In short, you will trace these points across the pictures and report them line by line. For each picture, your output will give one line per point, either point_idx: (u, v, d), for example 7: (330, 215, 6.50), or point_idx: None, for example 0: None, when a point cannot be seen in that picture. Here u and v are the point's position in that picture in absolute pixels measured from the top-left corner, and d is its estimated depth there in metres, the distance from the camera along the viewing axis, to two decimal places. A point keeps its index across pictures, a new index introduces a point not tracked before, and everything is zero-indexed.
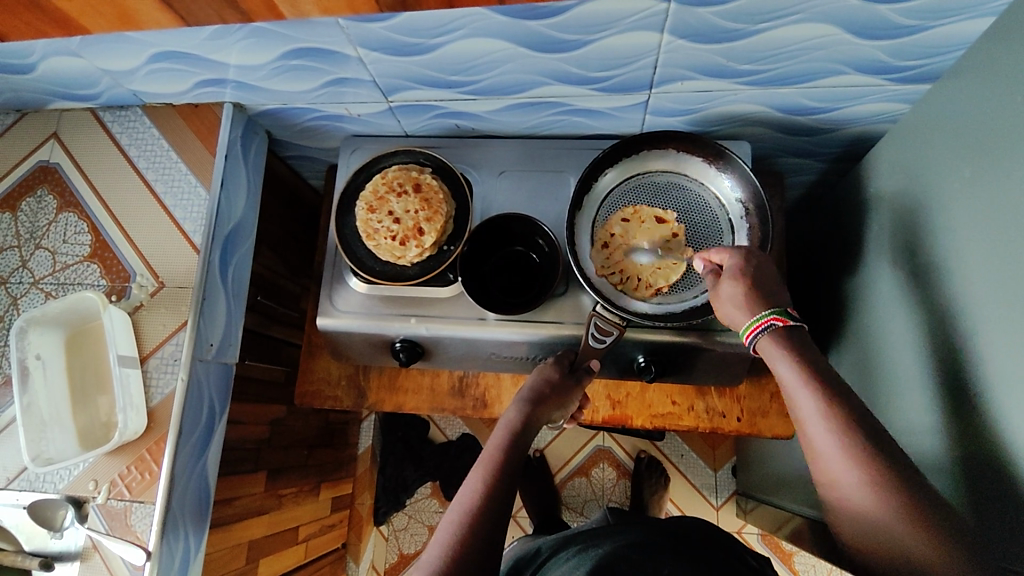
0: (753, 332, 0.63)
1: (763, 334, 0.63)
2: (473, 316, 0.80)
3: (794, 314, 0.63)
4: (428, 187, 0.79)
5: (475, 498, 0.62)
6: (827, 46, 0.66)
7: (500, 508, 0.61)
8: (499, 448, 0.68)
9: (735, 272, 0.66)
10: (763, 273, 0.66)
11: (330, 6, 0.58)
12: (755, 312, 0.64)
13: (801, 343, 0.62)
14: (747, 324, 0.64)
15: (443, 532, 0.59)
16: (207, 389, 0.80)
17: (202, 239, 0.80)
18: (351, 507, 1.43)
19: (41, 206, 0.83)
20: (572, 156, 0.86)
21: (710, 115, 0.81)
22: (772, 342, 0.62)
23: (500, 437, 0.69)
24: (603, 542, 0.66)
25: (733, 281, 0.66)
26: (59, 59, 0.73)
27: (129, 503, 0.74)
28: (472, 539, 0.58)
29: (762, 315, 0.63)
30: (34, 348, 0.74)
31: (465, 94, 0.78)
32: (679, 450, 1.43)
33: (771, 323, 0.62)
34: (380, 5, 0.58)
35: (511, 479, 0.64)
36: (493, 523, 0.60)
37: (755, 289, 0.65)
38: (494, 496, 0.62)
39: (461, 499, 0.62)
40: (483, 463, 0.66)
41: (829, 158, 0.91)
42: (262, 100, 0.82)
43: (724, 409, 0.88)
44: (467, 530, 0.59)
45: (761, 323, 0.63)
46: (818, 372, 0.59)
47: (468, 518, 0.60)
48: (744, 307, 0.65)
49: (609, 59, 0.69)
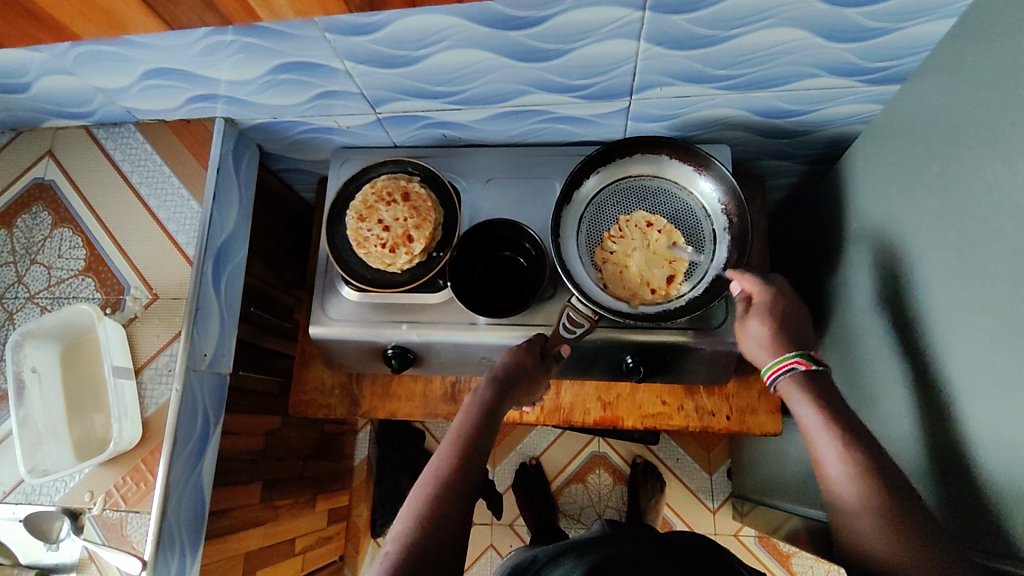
0: (775, 373, 0.66)
1: (784, 375, 0.65)
2: (463, 321, 0.82)
3: (817, 359, 0.66)
4: (417, 196, 0.80)
5: (444, 472, 0.62)
6: (798, 49, 0.68)
7: (469, 481, 0.63)
8: (467, 424, 0.68)
9: (762, 312, 0.69)
10: (790, 311, 0.70)
11: (303, 9, 0.60)
12: (780, 353, 0.67)
13: (821, 385, 0.64)
14: (768, 364, 0.67)
15: (412, 505, 0.60)
16: (201, 399, 0.81)
17: (195, 251, 0.81)
18: (349, 518, 1.43)
19: (36, 222, 0.85)
20: (557, 163, 0.88)
21: (691, 120, 0.83)
22: (792, 383, 0.65)
23: (468, 413, 0.70)
24: (591, 554, 0.66)
25: (760, 321, 0.69)
26: (54, 78, 0.75)
27: (125, 513, 0.75)
28: (440, 511, 0.59)
29: (787, 356, 0.66)
30: (30, 361, 0.75)
31: (451, 105, 0.80)
32: (674, 454, 1.44)
33: (793, 366, 0.65)
34: (350, 7, 0.60)
35: (479, 455, 0.65)
36: (461, 497, 0.61)
37: (782, 330, 0.68)
38: (462, 471, 0.63)
39: (429, 473, 0.63)
40: (452, 439, 0.67)
41: (809, 160, 0.93)
42: (253, 115, 0.83)
43: (713, 408, 0.89)
44: (437, 504, 0.60)
45: (785, 363, 0.65)
46: (838, 418, 0.60)
47: (437, 491, 0.61)
48: (768, 347, 0.68)
49: (588, 67, 0.71)
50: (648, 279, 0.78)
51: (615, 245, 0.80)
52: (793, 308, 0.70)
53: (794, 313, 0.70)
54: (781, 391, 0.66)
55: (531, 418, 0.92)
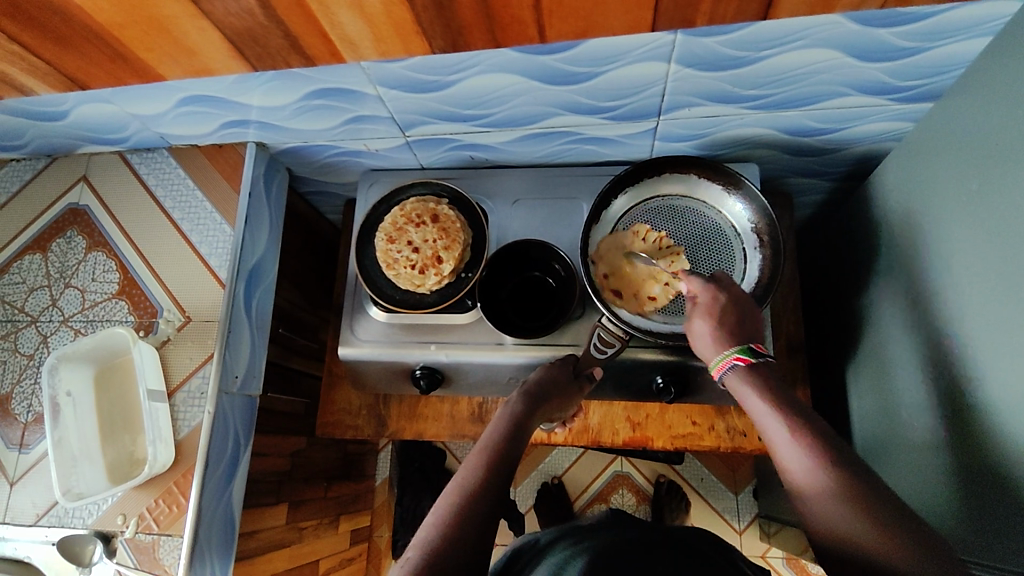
0: (722, 369, 0.67)
1: (730, 370, 0.66)
2: (491, 341, 0.82)
3: (758, 351, 0.67)
4: (445, 217, 0.81)
5: (473, 481, 0.62)
6: (829, 69, 0.69)
7: (497, 494, 0.62)
8: (495, 437, 0.68)
9: (707, 311, 0.69)
10: (735, 309, 0.69)
11: (387, 49, 0.63)
12: (722, 350, 0.67)
13: (765, 377, 0.65)
14: (714, 360, 0.68)
15: (438, 512, 0.60)
16: (232, 420, 0.81)
17: (227, 274, 0.82)
18: (370, 538, 1.43)
19: (71, 246, 0.86)
20: (582, 183, 0.89)
21: (718, 139, 0.83)
22: (735, 378, 0.66)
23: (498, 425, 0.70)
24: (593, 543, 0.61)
25: (705, 320, 0.69)
26: (92, 106, 0.77)
27: (157, 536, 0.75)
28: (466, 521, 0.58)
29: (726, 352, 0.67)
30: (65, 384, 0.76)
31: (480, 127, 0.81)
32: (699, 473, 1.42)
33: (734, 362, 0.66)
34: (432, 48, 0.63)
35: (506, 469, 0.65)
36: (489, 507, 0.60)
37: (725, 328, 0.68)
38: (489, 484, 0.62)
39: (456, 485, 0.62)
40: (479, 452, 0.66)
41: (837, 177, 0.93)
42: (283, 139, 0.85)
43: (744, 428, 0.88)
44: (464, 513, 0.59)
45: (726, 361, 0.66)
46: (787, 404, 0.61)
47: (463, 502, 0.60)
48: (713, 343, 0.68)
49: (618, 90, 0.72)
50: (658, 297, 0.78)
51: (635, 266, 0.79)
52: (736, 301, 0.70)
53: (738, 308, 0.69)
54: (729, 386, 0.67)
55: (559, 439, 0.91)
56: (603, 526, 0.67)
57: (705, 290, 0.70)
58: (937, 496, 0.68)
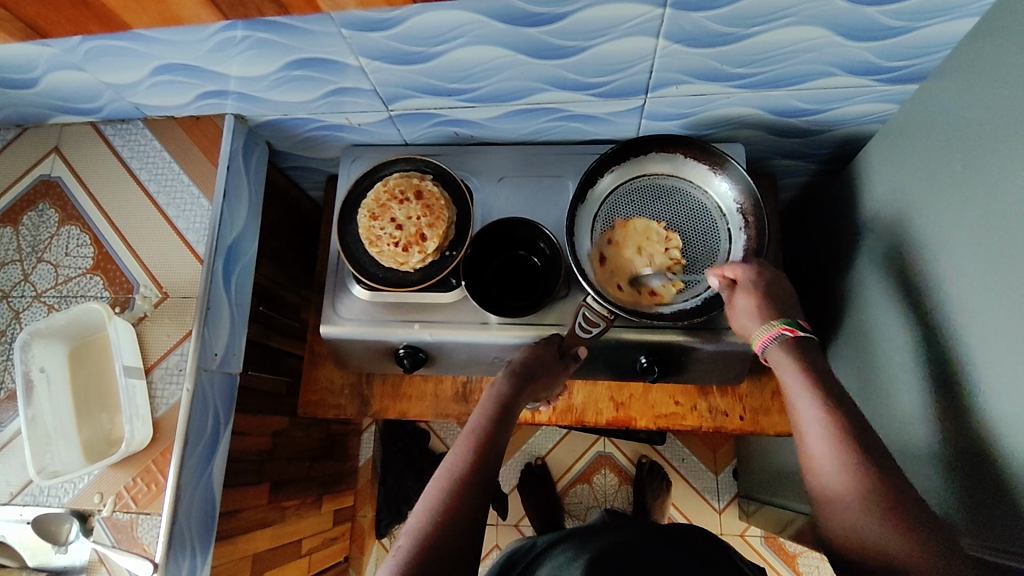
0: (765, 340, 0.67)
1: (773, 342, 0.66)
2: (476, 321, 0.81)
3: (803, 327, 0.67)
4: (429, 194, 0.80)
5: (462, 465, 0.62)
6: (817, 48, 0.68)
7: (486, 477, 0.62)
8: (482, 420, 0.68)
9: (748, 286, 0.69)
10: (776, 285, 0.70)
11: None
12: (767, 322, 0.67)
13: (807, 352, 0.65)
14: (757, 333, 0.68)
15: (429, 497, 0.60)
16: (212, 399, 0.80)
17: (205, 249, 0.80)
18: (353, 519, 1.43)
19: (42, 219, 0.83)
20: (569, 162, 0.88)
21: (705, 119, 0.83)
22: (779, 350, 0.65)
23: (485, 407, 0.70)
24: (594, 542, 0.63)
25: (748, 294, 0.69)
26: (62, 74, 0.74)
27: (135, 515, 0.73)
28: (457, 507, 0.59)
29: (773, 323, 0.67)
30: (38, 360, 0.74)
31: (465, 102, 0.79)
32: (680, 454, 1.44)
33: (780, 333, 0.66)
34: None
35: (495, 451, 0.65)
36: (479, 490, 0.61)
37: (767, 302, 0.68)
38: (478, 466, 0.62)
39: (446, 469, 0.62)
40: (468, 434, 0.66)
41: (821, 159, 0.93)
42: (263, 111, 0.82)
43: (726, 408, 0.88)
44: (454, 498, 0.59)
45: (772, 331, 0.66)
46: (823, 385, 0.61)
47: (453, 487, 0.60)
48: (756, 318, 0.68)
49: (605, 65, 0.71)
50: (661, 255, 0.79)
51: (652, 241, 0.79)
52: (779, 278, 0.70)
53: (777, 283, 0.70)
54: (769, 360, 0.67)
55: (543, 419, 0.92)
56: (604, 527, 0.69)
57: (744, 268, 0.71)
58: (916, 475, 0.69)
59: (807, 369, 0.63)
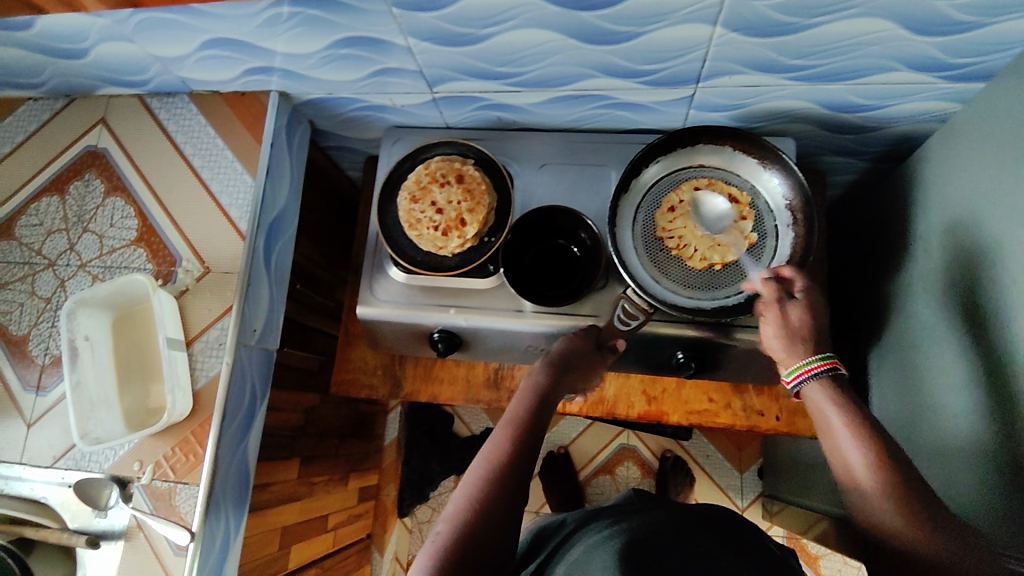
0: (800, 375, 0.62)
1: (810, 380, 0.62)
2: (510, 308, 0.81)
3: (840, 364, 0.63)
4: (470, 178, 0.80)
5: (500, 453, 0.62)
6: (880, 41, 0.66)
7: (523, 464, 0.62)
8: (521, 408, 0.68)
9: (807, 306, 0.65)
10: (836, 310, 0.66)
11: None
12: (806, 355, 0.63)
13: (847, 389, 0.61)
14: (794, 366, 0.63)
15: (468, 482, 0.61)
16: (250, 374, 0.81)
17: (248, 226, 0.80)
18: (378, 498, 1.45)
19: (89, 189, 0.85)
20: (612, 150, 0.86)
21: (755, 111, 0.81)
22: (821, 389, 0.61)
23: (524, 395, 0.70)
24: (630, 516, 0.63)
25: (800, 312, 0.64)
26: (112, 45, 0.75)
27: (173, 484, 0.75)
28: (493, 494, 0.59)
29: (810, 360, 0.62)
30: (83, 329, 0.75)
31: (510, 86, 0.78)
32: (705, 450, 1.42)
33: (816, 370, 0.62)
34: None
35: (533, 439, 0.65)
36: (517, 475, 0.61)
37: (819, 332, 0.64)
38: (517, 454, 0.62)
39: (485, 456, 0.63)
40: (507, 422, 0.66)
41: (873, 157, 0.90)
42: (307, 89, 0.82)
43: (761, 407, 0.87)
44: (493, 486, 0.59)
45: (808, 369, 0.62)
46: (865, 426, 0.58)
47: (492, 474, 0.60)
48: (796, 343, 0.63)
49: (657, 53, 0.69)
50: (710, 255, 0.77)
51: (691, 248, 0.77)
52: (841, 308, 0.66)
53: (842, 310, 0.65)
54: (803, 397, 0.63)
55: (574, 409, 0.91)
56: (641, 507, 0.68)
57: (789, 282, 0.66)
58: (959, 485, 0.67)
59: (846, 408, 0.59)
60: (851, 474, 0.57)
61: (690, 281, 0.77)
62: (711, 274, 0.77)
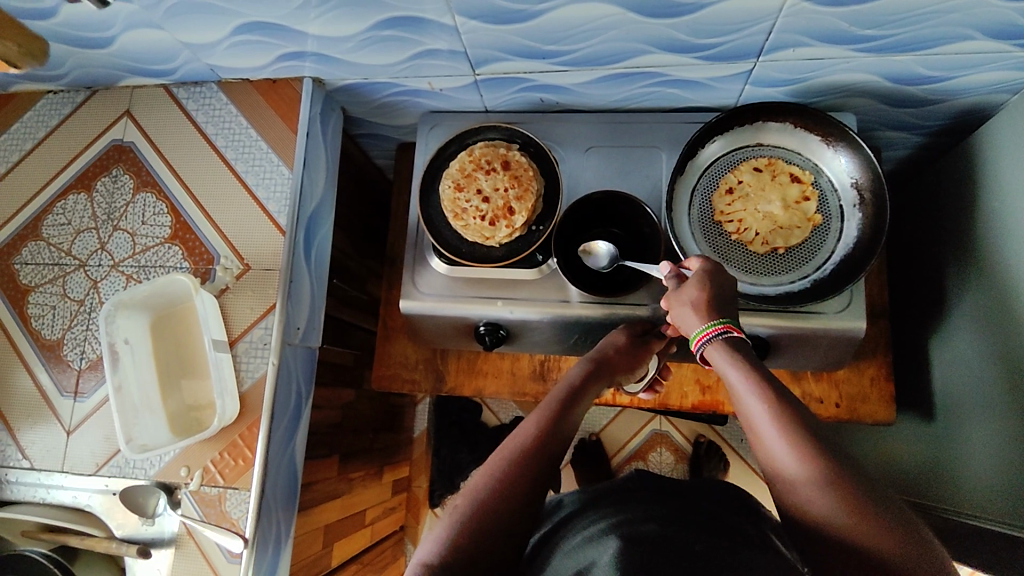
0: (702, 338, 0.59)
1: (712, 341, 0.59)
2: (556, 298, 0.78)
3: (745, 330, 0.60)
4: (517, 164, 0.76)
5: (534, 434, 0.58)
6: (961, 8, 0.61)
7: (557, 451, 0.58)
8: (562, 395, 0.64)
9: (700, 278, 0.62)
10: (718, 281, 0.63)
11: None
12: (707, 320, 0.60)
13: (745, 351, 0.57)
14: (697, 329, 0.60)
15: (495, 458, 0.56)
16: (295, 373, 0.78)
17: (287, 221, 0.77)
18: (409, 489, 1.43)
19: (117, 185, 0.81)
20: (661, 131, 0.83)
21: (815, 85, 0.77)
22: (719, 348, 0.58)
23: (564, 385, 0.66)
24: (629, 511, 0.57)
25: (696, 285, 0.62)
26: (139, 33, 0.70)
27: (223, 489, 0.73)
28: (522, 473, 0.54)
29: (713, 322, 0.59)
30: (122, 332, 0.72)
31: (558, 65, 0.74)
32: (740, 434, 1.40)
33: (722, 331, 0.58)
34: None
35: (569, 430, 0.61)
36: (551, 460, 0.57)
37: (714, 299, 0.61)
38: (553, 440, 0.58)
39: (518, 435, 0.58)
40: (543, 408, 0.62)
41: (931, 131, 0.86)
42: (342, 75, 0.78)
43: (821, 394, 0.84)
44: (527, 465, 0.55)
45: (714, 328, 0.59)
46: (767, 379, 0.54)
47: (524, 451, 0.56)
48: (700, 312, 0.60)
49: (721, 25, 0.65)
50: (771, 236, 0.73)
51: (751, 231, 0.74)
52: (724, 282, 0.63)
53: (719, 283, 0.62)
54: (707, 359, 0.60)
55: (625, 400, 0.88)
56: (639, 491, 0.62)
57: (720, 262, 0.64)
58: None
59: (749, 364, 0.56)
60: (785, 472, 0.49)
61: (751, 266, 0.74)
62: (772, 258, 0.74)
